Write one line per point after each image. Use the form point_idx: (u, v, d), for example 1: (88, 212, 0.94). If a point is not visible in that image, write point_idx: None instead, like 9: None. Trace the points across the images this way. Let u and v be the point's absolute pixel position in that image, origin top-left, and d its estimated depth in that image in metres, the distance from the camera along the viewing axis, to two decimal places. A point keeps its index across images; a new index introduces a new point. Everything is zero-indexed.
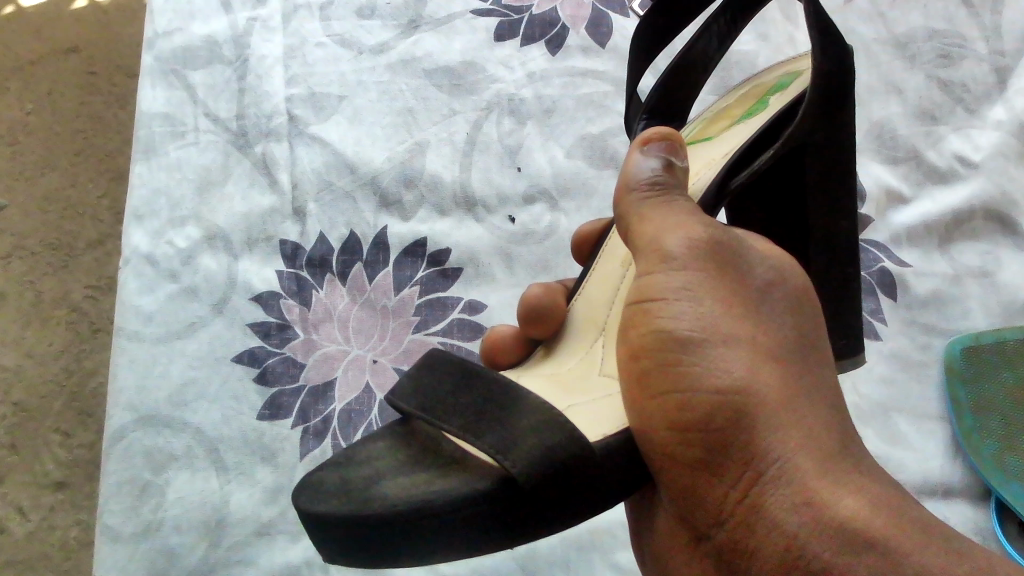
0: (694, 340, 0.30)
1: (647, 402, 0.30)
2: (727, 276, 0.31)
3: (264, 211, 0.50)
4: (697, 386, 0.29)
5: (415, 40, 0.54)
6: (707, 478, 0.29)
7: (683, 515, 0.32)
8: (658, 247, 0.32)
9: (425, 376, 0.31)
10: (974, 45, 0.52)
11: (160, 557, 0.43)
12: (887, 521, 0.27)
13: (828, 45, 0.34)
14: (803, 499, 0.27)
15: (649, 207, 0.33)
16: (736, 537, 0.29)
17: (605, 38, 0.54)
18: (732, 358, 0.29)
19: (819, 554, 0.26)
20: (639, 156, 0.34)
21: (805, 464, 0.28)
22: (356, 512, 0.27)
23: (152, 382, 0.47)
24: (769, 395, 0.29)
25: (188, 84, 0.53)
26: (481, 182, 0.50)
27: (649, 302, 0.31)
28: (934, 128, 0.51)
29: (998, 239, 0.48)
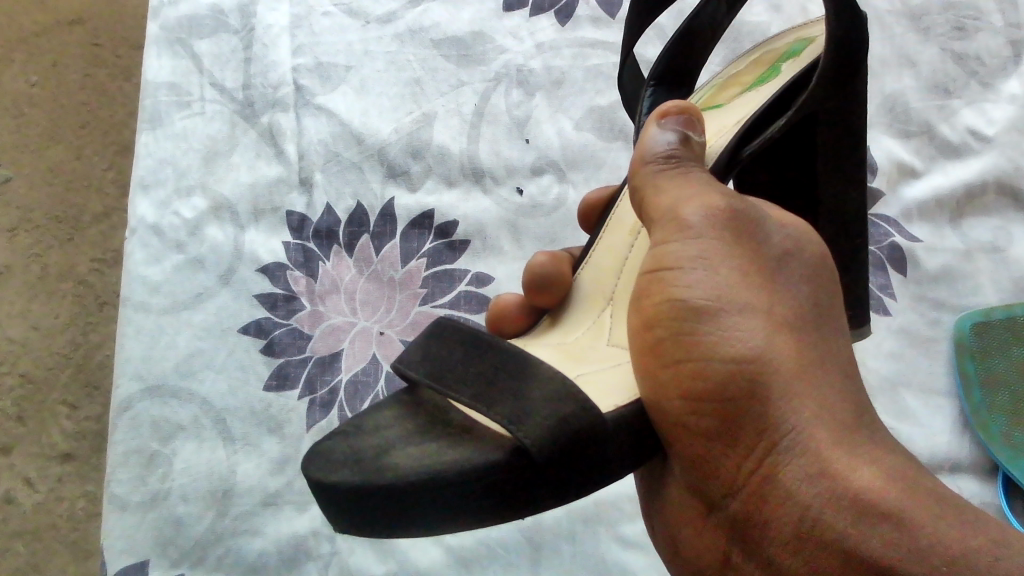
0: (709, 309, 0.30)
1: (662, 371, 0.30)
2: (743, 243, 0.31)
3: (271, 182, 0.50)
4: (713, 356, 0.29)
5: (423, 10, 0.54)
6: (722, 447, 0.30)
7: (699, 483, 0.32)
8: (673, 217, 0.31)
9: (433, 343, 0.30)
10: (990, 17, 0.51)
11: (168, 526, 0.43)
12: (905, 491, 0.27)
13: (841, 11, 0.33)
14: (818, 469, 0.27)
15: (665, 178, 0.33)
16: (752, 505, 0.29)
17: (615, 8, 0.53)
18: (749, 327, 0.29)
19: (833, 523, 0.27)
20: (655, 129, 0.34)
21: (821, 433, 0.28)
22: (368, 481, 0.27)
23: (159, 352, 0.47)
24: (785, 361, 0.29)
25: (194, 54, 0.53)
26: (489, 154, 0.50)
27: (664, 271, 0.31)
28: (947, 102, 0.50)
29: (1010, 213, 0.48)
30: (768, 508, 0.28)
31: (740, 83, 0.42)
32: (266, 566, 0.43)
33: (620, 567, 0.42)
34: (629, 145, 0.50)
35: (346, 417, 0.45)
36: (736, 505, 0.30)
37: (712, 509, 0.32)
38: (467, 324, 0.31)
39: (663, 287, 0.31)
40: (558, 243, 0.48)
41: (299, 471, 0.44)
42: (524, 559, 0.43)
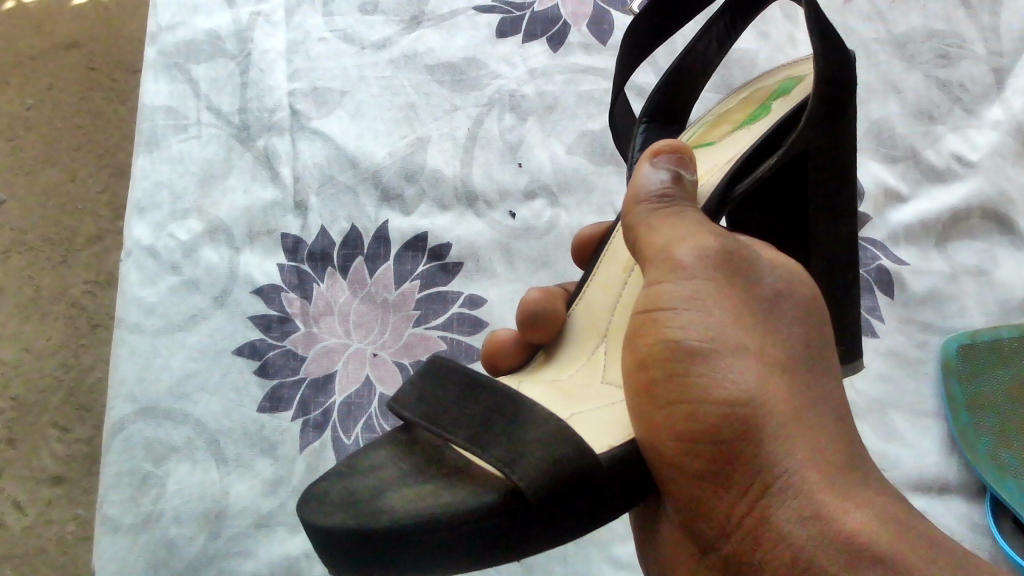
0: (702, 350, 0.30)
1: (655, 411, 0.31)
2: (734, 284, 0.31)
3: (266, 204, 0.50)
4: (706, 397, 0.29)
5: (417, 36, 0.54)
6: (714, 489, 0.30)
7: (689, 526, 0.32)
8: (666, 256, 0.32)
9: (428, 383, 0.30)
10: (973, 46, 0.52)
11: (160, 548, 0.43)
12: (894, 538, 0.27)
13: (828, 51, 0.34)
14: (809, 512, 0.27)
15: (659, 217, 0.33)
16: (744, 550, 0.29)
17: (606, 35, 0.54)
18: (741, 369, 0.29)
19: (826, 567, 0.27)
20: (648, 167, 0.35)
21: (812, 477, 0.28)
22: (363, 526, 0.27)
23: (154, 373, 0.47)
24: (776, 403, 0.29)
25: (191, 78, 0.53)
26: (482, 177, 0.51)
27: (656, 310, 0.31)
28: (932, 128, 0.51)
29: (995, 237, 0.49)
30: (758, 551, 0.28)
31: (732, 120, 0.43)
32: None
33: None
34: (620, 170, 0.50)
35: (339, 439, 0.45)
36: (726, 550, 0.30)
37: (702, 553, 0.32)
38: (461, 364, 0.31)
39: (654, 326, 0.31)
40: (550, 266, 0.49)
41: (292, 493, 0.44)
42: None
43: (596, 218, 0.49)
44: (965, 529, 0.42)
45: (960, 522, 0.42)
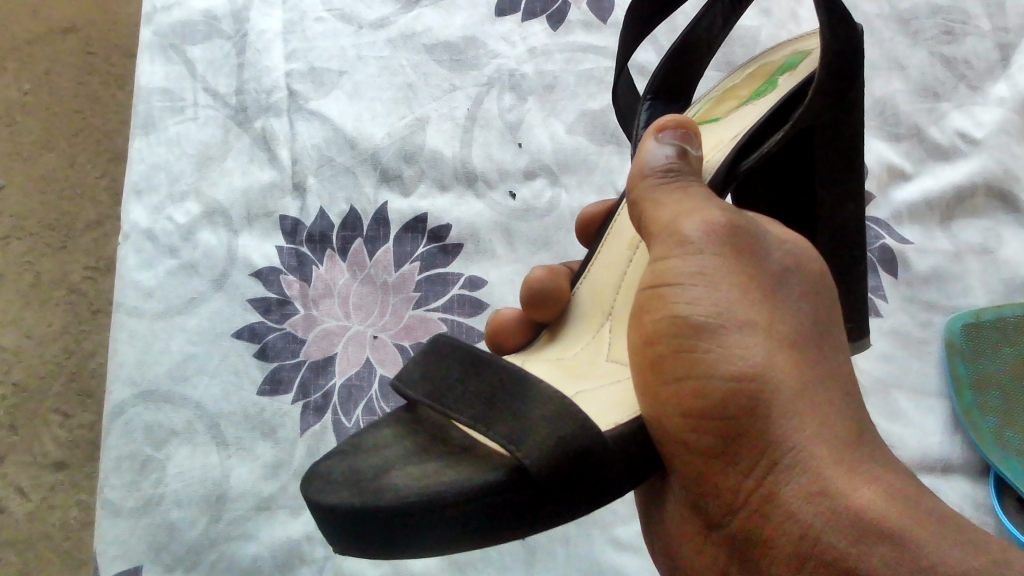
0: (709, 327, 0.29)
1: (662, 387, 0.30)
2: (740, 258, 0.31)
3: (264, 186, 0.50)
4: (714, 373, 0.29)
5: (416, 16, 0.54)
6: (722, 463, 0.30)
7: (698, 500, 0.32)
8: (671, 231, 0.31)
9: (432, 361, 0.30)
10: (978, 22, 0.52)
11: (161, 532, 0.43)
12: (904, 511, 0.27)
13: (835, 24, 0.34)
14: (817, 488, 0.28)
15: (663, 191, 0.33)
16: (752, 523, 0.29)
17: (606, 13, 0.53)
18: (749, 344, 0.29)
19: (833, 542, 0.27)
20: (652, 144, 0.34)
21: (821, 452, 0.28)
22: (366, 502, 0.27)
23: (153, 357, 0.47)
24: (785, 378, 0.29)
25: (187, 59, 0.53)
26: (481, 157, 0.50)
27: (662, 286, 0.31)
28: (936, 105, 0.50)
29: (1000, 215, 0.48)
30: (766, 526, 0.29)
31: (738, 95, 0.42)
32: (260, 571, 0.43)
33: (613, 568, 0.42)
34: (621, 149, 0.50)
35: (340, 421, 0.45)
36: (736, 523, 0.30)
37: (710, 526, 0.32)
38: (466, 342, 0.30)
39: (662, 301, 0.31)
40: (551, 247, 0.48)
41: (293, 476, 0.44)
42: (520, 561, 0.43)
43: (597, 198, 0.49)
44: (969, 508, 0.42)
45: (963, 502, 0.42)
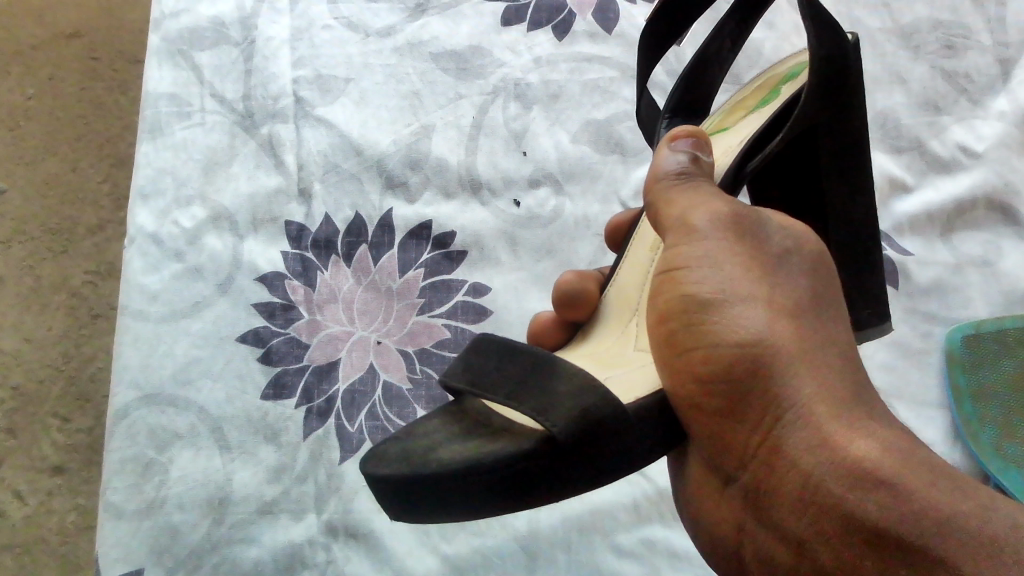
0: (716, 302, 0.30)
1: (675, 362, 0.31)
2: (742, 246, 0.32)
3: (270, 192, 0.50)
4: (719, 342, 0.30)
5: (422, 25, 0.54)
6: (732, 430, 0.30)
7: (716, 469, 0.32)
8: (686, 219, 0.32)
9: (472, 351, 0.30)
10: (979, 36, 0.52)
11: (162, 535, 0.44)
12: (903, 467, 0.27)
13: (822, 30, 0.34)
14: (823, 452, 0.28)
15: (673, 189, 0.34)
16: (762, 484, 0.30)
17: (611, 24, 0.53)
18: (753, 315, 0.30)
19: (832, 489, 0.27)
20: (667, 151, 0.35)
21: (820, 409, 0.28)
22: (414, 473, 0.28)
23: (158, 360, 0.47)
24: (788, 354, 0.29)
25: (194, 65, 0.53)
26: (487, 165, 0.50)
27: (675, 269, 0.32)
28: (937, 118, 0.51)
29: (1000, 228, 0.48)
30: (773, 482, 0.29)
31: (746, 106, 0.43)
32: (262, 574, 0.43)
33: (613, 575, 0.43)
34: (625, 159, 0.50)
35: (343, 426, 0.45)
36: (749, 490, 0.30)
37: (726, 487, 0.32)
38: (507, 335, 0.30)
39: (674, 283, 0.32)
40: (554, 254, 0.49)
41: (296, 480, 0.45)
42: (520, 567, 0.43)
43: (600, 207, 0.49)
44: None
45: None
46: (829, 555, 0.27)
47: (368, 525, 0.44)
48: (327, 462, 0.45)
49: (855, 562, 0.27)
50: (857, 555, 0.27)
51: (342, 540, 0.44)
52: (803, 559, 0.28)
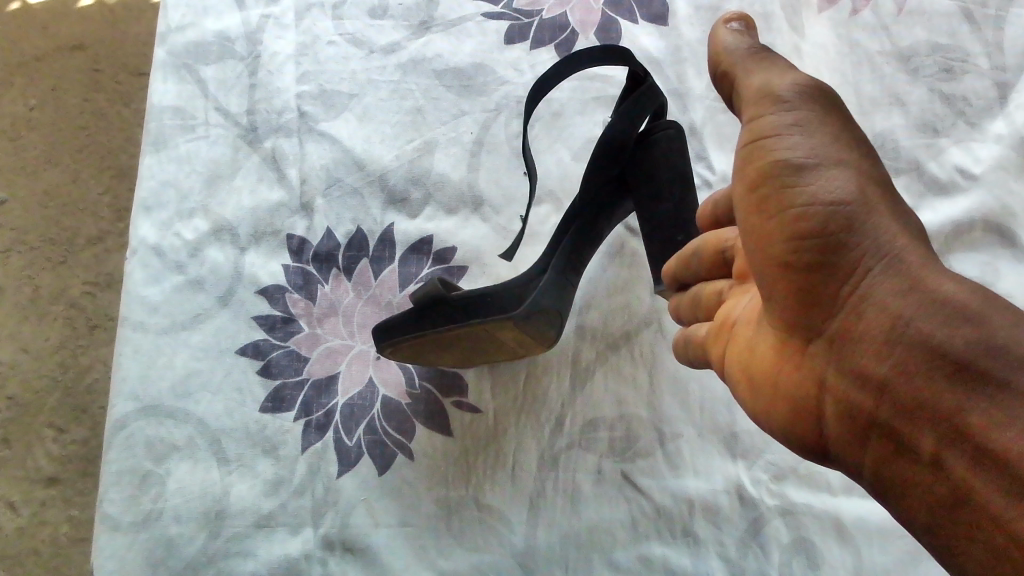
0: (806, 165, 0.29)
1: (762, 224, 0.30)
2: (827, 93, 0.30)
3: (273, 205, 0.50)
4: (810, 200, 0.28)
5: (426, 42, 0.54)
6: (820, 276, 0.28)
7: (799, 318, 0.30)
8: (772, 160, 0.29)
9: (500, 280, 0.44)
10: (978, 60, 0.52)
11: (159, 547, 0.44)
12: (994, 300, 0.26)
13: None
14: (949, 364, 0.26)
15: (751, 59, 0.33)
16: (858, 334, 0.28)
17: (614, 43, 0.53)
18: (843, 177, 0.28)
19: (960, 414, 0.25)
20: (725, 29, 0.35)
21: (912, 260, 0.27)
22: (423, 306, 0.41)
23: (157, 372, 0.47)
24: (905, 249, 0.27)
25: (199, 79, 0.53)
26: (488, 181, 0.51)
27: (759, 139, 0.30)
28: (935, 141, 0.51)
29: (999, 249, 0.49)
30: (867, 344, 0.28)
31: None
32: None
33: None
34: None
35: (341, 439, 0.46)
36: (867, 437, 0.28)
37: (808, 338, 0.30)
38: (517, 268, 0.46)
39: (780, 221, 0.29)
40: None
41: (293, 494, 0.45)
42: None
43: None
44: None
45: None
46: (970, 479, 0.25)
47: (364, 540, 0.44)
48: (324, 476, 0.45)
49: (997, 480, 0.24)
50: (997, 475, 0.24)
51: (339, 555, 0.44)
52: (947, 488, 0.26)
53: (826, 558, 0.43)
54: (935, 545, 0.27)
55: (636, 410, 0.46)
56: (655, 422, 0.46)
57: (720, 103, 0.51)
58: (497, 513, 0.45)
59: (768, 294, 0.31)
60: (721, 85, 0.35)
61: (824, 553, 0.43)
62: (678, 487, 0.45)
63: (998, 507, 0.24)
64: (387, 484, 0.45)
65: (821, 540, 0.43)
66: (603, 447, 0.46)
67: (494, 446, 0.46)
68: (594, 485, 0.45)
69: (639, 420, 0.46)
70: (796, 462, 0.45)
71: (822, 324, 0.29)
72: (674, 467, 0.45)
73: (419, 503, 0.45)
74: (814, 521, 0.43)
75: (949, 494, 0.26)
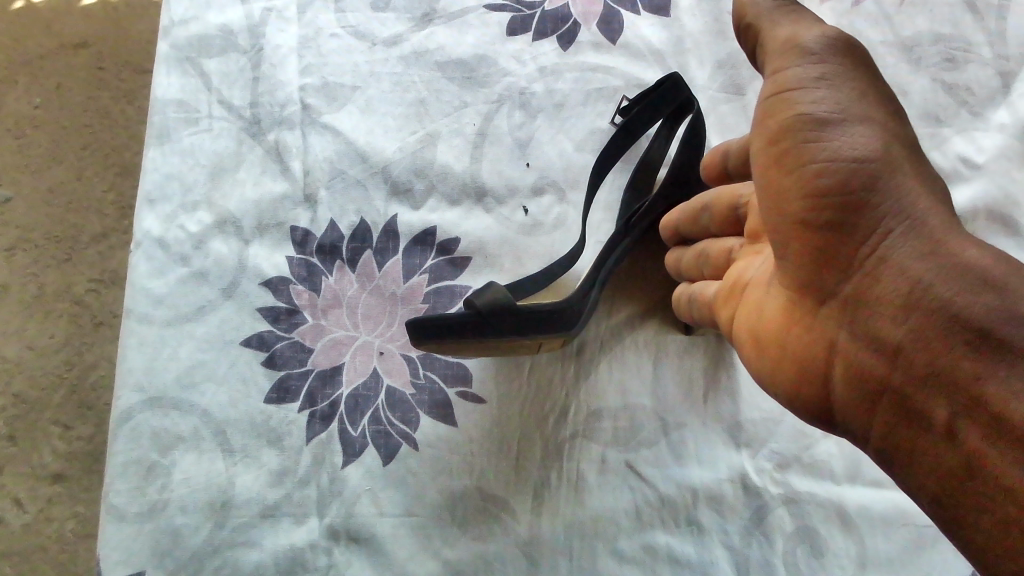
0: (833, 120, 0.29)
1: (783, 180, 0.30)
2: (856, 51, 0.30)
3: (276, 198, 0.50)
4: (833, 158, 0.28)
5: (428, 34, 0.54)
6: (840, 236, 0.29)
7: (812, 280, 0.31)
8: (794, 114, 0.29)
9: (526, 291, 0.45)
10: (980, 49, 0.52)
11: (165, 537, 0.45)
12: (1016, 269, 0.27)
13: None
14: (967, 331, 0.26)
15: (778, 9, 0.32)
16: (875, 294, 0.28)
17: (616, 34, 0.53)
18: (867, 135, 0.28)
19: (971, 377, 0.26)
20: None
21: (933, 223, 0.28)
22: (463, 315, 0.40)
23: (162, 364, 0.47)
24: (926, 213, 0.28)
25: (203, 72, 0.53)
26: (491, 173, 0.51)
27: (783, 93, 0.30)
28: (938, 129, 0.51)
29: (1000, 239, 0.49)
30: (883, 304, 0.28)
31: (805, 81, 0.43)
32: None
33: None
34: (627, 169, 0.51)
35: (346, 430, 0.46)
36: (878, 396, 0.29)
37: (821, 301, 0.31)
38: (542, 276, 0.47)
39: (799, 177, 0.29)
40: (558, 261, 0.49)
41: (298, 484, 0.45)
42: (520, 572, 0.44)
43: (604, 214, 0.50)
44: None
45: None
46: (982, 448, 0.26)
47: (369, 530, 0.44)
48: (329, 466, 0.45)
49: (1006, 448, 0.25)
50: (1010, 446, 0.25)
51: (344, 544, 0.44)
52: (959, 457, 0.27)
53: (830, 547, 0.43)
54: (942, 512, 0.28)
55: (639, 399, 0.46)
56: (658, 411, 0.46)
57: (723, 93, 0.51)
58: (502, 502, 0.45)
59: (785, 255, 0.31)
60: (745, 38, 0.34)
61: (828, 541, 0.43)
62: (682, 476, 0.45)
63: (1008, 478, 0.25)
64: (391, 474, 0.45)
65: (825, 528, 0.43)
66: (607, 436, 0.46)
67: (498, 436, 0.46)
68: (598, 475, 0.45)
69: (643, 409, 0.46)
70: (800, 451, 0.45)
71: (836, 286, 0.30)
72: (678, 457, 0.45)
73: (424, 493, 0.45)
74: (818, 509, 0.43)
75: (961, 464, 0.26)
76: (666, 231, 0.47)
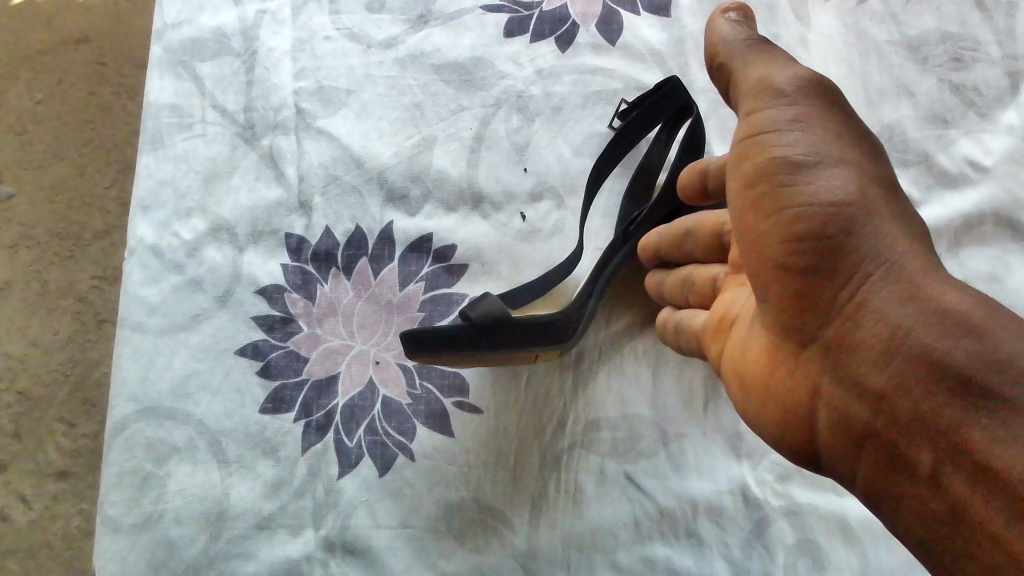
0: (808, 164, 0.29)
1: (762, 223, 0.30)
2: (829, 93, 0.31)
3: (271, 204, 0.50)
4: (810, 201, 0.29)
5: (425, 35, 0.53)
6: (819, 278, 0.29)
7: (792, 323, 0.31)
8: (770, 157, 0.30)
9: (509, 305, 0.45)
10: (988, 48, 0.51)
11: (160, 549, 0.44)
12: (994, 311, 0.27)
13: None
14: (947, 376, 0.27)
15: (752, 52, 0.33)
16: (856, 337, 0.29)
17: (615, 35, 0.52)
18: (843, 177, 0.29)
19: (952, 423, 0.27)
20: (726, 24, 0.34)
21: (912, 265, 0.28)
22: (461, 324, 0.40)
23: (156, 374, 0.47)
24: (903, 256, 0.28)
25: (197, 76, 0.53)
26: (488, 178, 0.50)
27: (758, 137, 0.31)
28: (945, 131, 0.50)
29: (1009, 242, 0.47)
30: (863, 345, 0.29)
31: None
32: None
33: None
34: (625, 173, 0.50)
35: (341, 441, 0.45)
36: (862, 444, 0.29)
37: (802, 345, 0.31)
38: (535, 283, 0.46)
39: (778, 221, 0.30)
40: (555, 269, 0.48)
41: (293, 495, 0.45)
42: None
43: (603, 220, 0.49)
44: None
45: None
46: (967, 495, 0.26)
47: (365, 542, 0.44)
48: (325, 477, 0.45)
49: (992, 495, 0.26)
50: (993, 492, 0.26)
51: (339, 556, 0.44)
52: (943, 503, 0.27)
53: (832, 560, 0.42)
54: (929, 559, 0.28)
55: (638, 410, 0.46)
56: (657, 422, 0.45)
57: None
58: (499, 514, 0.44)
59: (765, 298, 0.31)
60: (717, 77, 0.35)
61: (830, 554, 0.42)
62: (681, 487, 0.44)
63: (991, 523, 0.26)
64: (387, 485, 0.45)
65: (827, 541, 0.42)
66: (605, 447, 0.45)
67: (495, 448, 0.45)
68: (597, 487, 0.44)
69: (642, 420, 0.45)
70: None
71: (817, 329, 0.30)
72: (677, 468, 0.44)
73: (420, 505, 0.44)
74: (818, 521, 0.43)
75: (946, 511, 0.27)
76: (646, 253, 0.46)
